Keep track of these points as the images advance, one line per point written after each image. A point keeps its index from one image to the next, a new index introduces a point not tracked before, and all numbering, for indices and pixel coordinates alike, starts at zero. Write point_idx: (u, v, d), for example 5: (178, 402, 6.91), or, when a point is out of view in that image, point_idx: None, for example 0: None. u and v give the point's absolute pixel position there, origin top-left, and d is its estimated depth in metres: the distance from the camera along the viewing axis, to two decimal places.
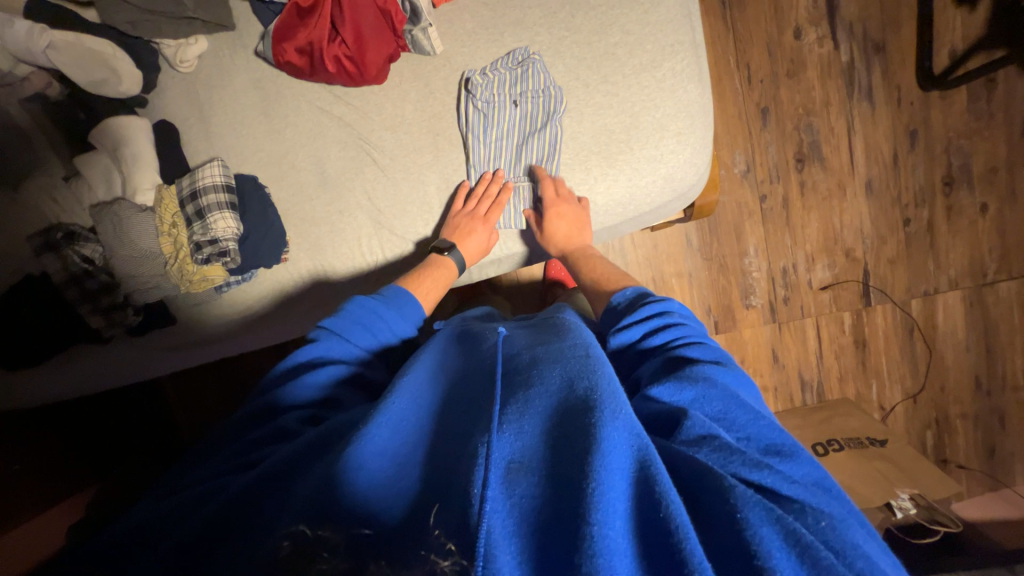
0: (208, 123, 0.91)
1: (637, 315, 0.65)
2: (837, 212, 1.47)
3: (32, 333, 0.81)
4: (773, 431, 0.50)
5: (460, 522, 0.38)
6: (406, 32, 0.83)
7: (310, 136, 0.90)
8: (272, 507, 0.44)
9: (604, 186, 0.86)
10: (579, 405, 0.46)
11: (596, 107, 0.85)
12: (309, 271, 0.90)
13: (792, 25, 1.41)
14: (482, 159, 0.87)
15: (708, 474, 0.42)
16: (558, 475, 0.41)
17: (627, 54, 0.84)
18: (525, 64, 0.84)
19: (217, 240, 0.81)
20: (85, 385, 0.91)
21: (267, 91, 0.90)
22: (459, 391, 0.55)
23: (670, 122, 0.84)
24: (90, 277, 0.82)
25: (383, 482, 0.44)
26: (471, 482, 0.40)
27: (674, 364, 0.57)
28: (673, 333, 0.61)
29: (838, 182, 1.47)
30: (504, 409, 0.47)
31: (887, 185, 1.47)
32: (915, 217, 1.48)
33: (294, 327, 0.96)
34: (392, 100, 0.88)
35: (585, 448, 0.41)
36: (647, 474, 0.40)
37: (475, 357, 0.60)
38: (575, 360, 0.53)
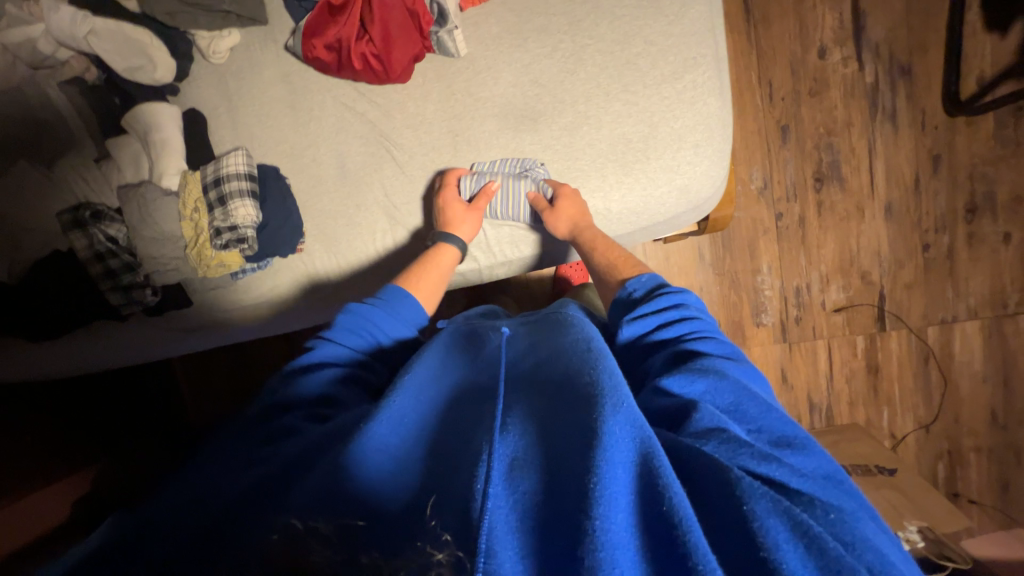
0: (236, 114, 0.94)
1: (654, 307, 0.64)
2: (854, 234, 1.46)
3: (51, 307, 0.83)
4: (785, 422, 0.49)
5: (462, 512, 0.38)
6: (433, 33, 0.84)
7: (333, 130, 0.92)
8: (279, 504, 0.43)
9: (619, 194, 0.86)
10: (580, 401, 0.45)
11: (614, 115, 0.85)
12: (322, 263, 0.92)
13: (817, 44, 1.41)
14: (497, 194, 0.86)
15: (718, 468, 0.41)
16: (561, 468, 0.40)
17: (649, 65, 0.84)
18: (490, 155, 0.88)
19: (235, 228, 0.84)
20: (94, 360, 0.93)
21: (294, 85, 0.93)
22: (461, 390, 0.55)
23: (688, 134, 0.84)
24: (113, 256, 0.84)
25: (384, 477, 0.43)
26: (477, 473, 0.40)
27: (684, 355, 0.57)
28: (685, 325, 0.61)
29: (856, 204, 1.45)
30: (507, 412, 0.47)
31: (907, 209, 1.45)
32: (934, 242, 1.46)
33: (301, 318, 0.96)
34: (415, 99, 0.90)
35: (587, 442, 0.41)
36: (650, 467, 0.39)
37: (478, 358, 0.60)
38: (576, 357, 0.52)
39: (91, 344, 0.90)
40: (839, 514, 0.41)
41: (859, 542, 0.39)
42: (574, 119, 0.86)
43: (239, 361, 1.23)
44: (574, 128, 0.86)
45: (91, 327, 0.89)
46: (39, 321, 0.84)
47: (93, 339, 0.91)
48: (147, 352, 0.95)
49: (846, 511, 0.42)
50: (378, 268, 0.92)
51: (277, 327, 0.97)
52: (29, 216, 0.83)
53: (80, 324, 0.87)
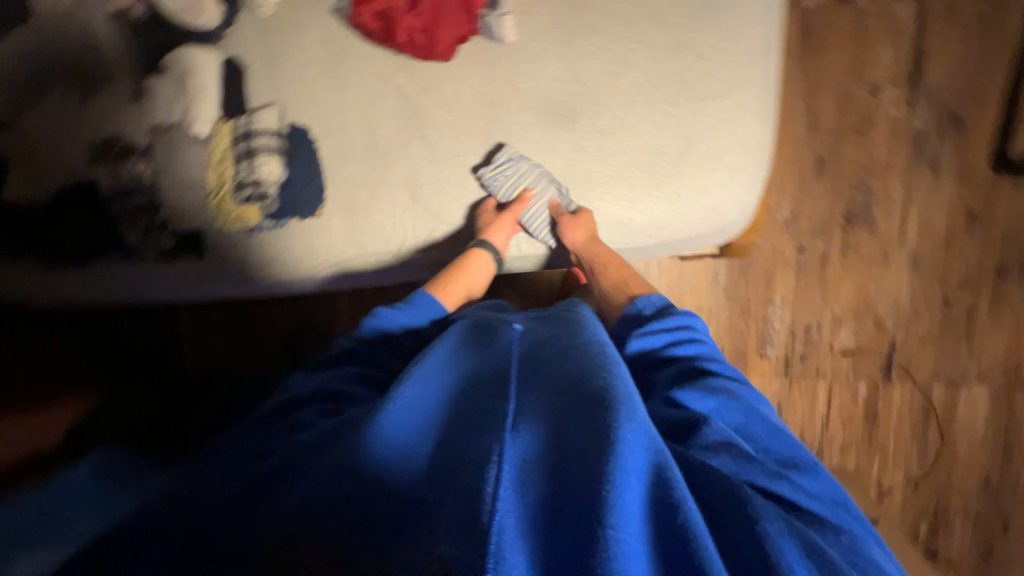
0: (273, 70, 0.93)
1: (664, 323, 0.64)
2: (875, 279, 1.43)
3: (74, 236, 0.87)
4: (794, 447, 0.51)
5: (467, 516, 0.37)
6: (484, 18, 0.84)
7: (368, 99, 0.91)
8: (286, 490, 0.44)
9: (646, 206, 0.84)
10: (595, 403, 0.44)
11: (655, 125, 0.81)
12: (338, 232, 0.91)
13: (869, 80, 1.36)
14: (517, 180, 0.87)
15: (735, 489, 0.41)
16: (571, 471, 0.39)
17: (698, 79, 0.79)
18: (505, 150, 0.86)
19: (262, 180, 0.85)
20: (101, 294, 0.94)
21: (335, 48, 0.91)
22: (470, 378, 0.53)
23: (725, 155, 0.81)
24: (137, 194, 0.86)
25: (390, 471, 0.43)
26: (484, 466, 0.40)
27: (694, 371, 0.58)
28: (695, 344, 0.61)
29: (882, 249, 1.42)
30: (518, 407, 0.45)
31: (934, 261, 1.42)
32: (956, 299, 1.43)
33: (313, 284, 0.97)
34: (454, 79, 0.88)
35: (601, 446, 0.40)
36: (662, 481, 0.40)
37: (489, 348, 0.59)
38: (591, 360, 0.51)
39: (99, 278, 0.91)
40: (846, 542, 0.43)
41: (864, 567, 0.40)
42: (611, 122, 0.83)
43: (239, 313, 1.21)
44: (610, 131, 0.83)
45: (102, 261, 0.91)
46: (61, 246, 0.87)
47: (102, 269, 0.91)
48: (150, 294, 0.95)
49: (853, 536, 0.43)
50: (392, 243, 0.92)
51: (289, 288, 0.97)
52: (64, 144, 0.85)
53: (92, 253, 0.89)
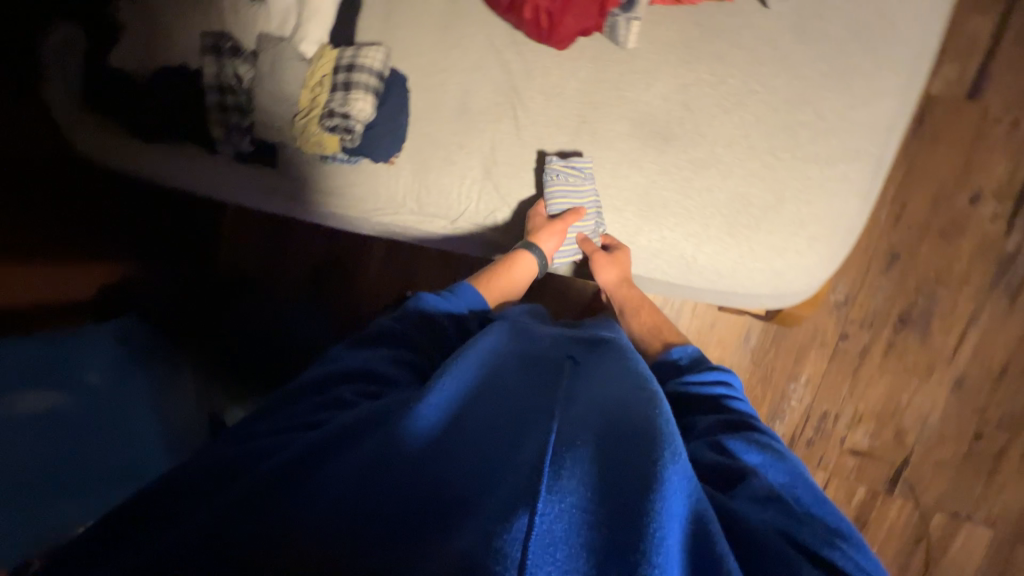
0: (390, 12, 0.94)
1: (706, 375, 0.66)
2: (911, 390, 1.37)
3: (162, 112, 0.89)
4: (840, 517, 0.48)
5: (507, 522, 0.36)
6: (614, 17, 0.80)
7: (471, 65, 0.90)
8: (323, 457, 0.42)
9: (712, 249, 0.82)
10: (639, 436, 0.43)
11: (747, 172, 0.79)
12: (404, 184, 0.93)
13: (973, 188, 1.29)
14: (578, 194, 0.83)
15: (774, 545, 0.41)
16: (614, 502, 0.38)
17: (809, 138, 0.76)
18: (572, 160, 0.83)
19: (348, 116, 0.83)
20: (172, 175, 0.99)
21: (454, 6, 0.91)
22: (510, 379, 0.51)
23: (811, 224, 0.77)
24: (232, 93, 0.87)
25: (420, 463, 0.41)
26: (527, 477, 0.39)
27: (736, 426, 0.58)
28: (735, 400, 0.64)
29: (928, 362, 1.35)
30: (561, 425, 0.43)
31: (978, 391, 1.35)
32: (988, 435, 1.36)
33: (369, 229, 0.98)
34: (562, 69, 0.86)
35: (645, 481, 0.39)
36: (703, 531, 0.38)
37: (530, 354, 0.57)
38: (634, 392, 0.50)
39: (178, 158, 0.96)
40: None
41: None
42: (706, 155, 0.80)
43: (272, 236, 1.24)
44: (702, 164, 0.81)
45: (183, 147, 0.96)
46: (148, 119, 0.90)
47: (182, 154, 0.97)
48: (212, 190, 0.99)
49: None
50: (451, 212, 0.92)
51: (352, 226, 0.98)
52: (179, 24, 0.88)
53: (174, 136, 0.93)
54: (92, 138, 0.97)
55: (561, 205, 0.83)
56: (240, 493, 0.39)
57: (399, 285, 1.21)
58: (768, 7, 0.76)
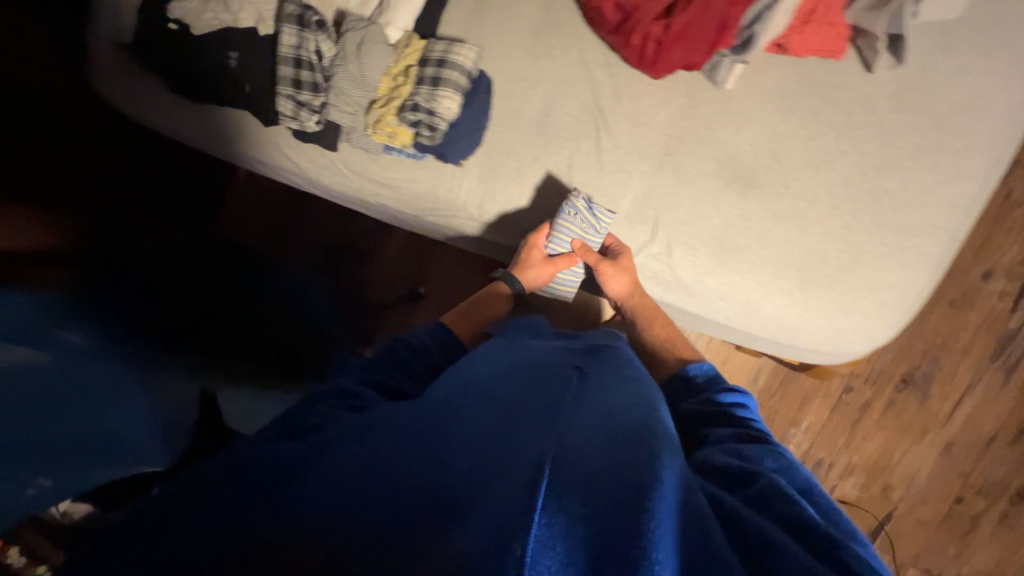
0: (479, 10, 0.91)
1: (728, 398, 0.66)
2: (903, 448, 1.42)
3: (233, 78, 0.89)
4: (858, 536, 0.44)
5: (488, 517, 0.32)
6: (722, 58, 0.78)
7: (559, 78, 0.88)
8: (318, 464, 0.41)
9: (778, 300, 0.82)
10: (632, 443, 0.41)
11: (825, 231, 0.79)
12: (468, 188, 0.89)
13: (987, 265, 1.35)
14: (576, 234, 0.84)
15: (782, 539, 0.38)
16: (609, 497, 0.34)
17: (892, 206, 0.77)
18: (595, 211, 0.84)
19: (434, 113, 0.80)
20: (221, 139, 0.97)
21: (551, 16, 0.88)
22: (497, 395, 0.50)
23: (881, 290, 0.78)
24: (309, 69, 0.81)
25: (398, 473, 0.38)
26: (523, 473, 0.35)
27: (751, 441, 0.57)
28: (754, 423, 0.62)
29: (923, 424, 1.41)
30: (548, 431, 0.41)
31: (965, 457, 1.41)
32: (969, 500, 1.42)
33: (419, 227, 0.95)
34: (653, 98, 0.85)
35: (638, 477, 0.36)
36: (699, 537, 0.35)
37: (519, 370, 0.56)
38: (622, 407, 0.49)
39: (236, 125, 0.95)
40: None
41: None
42: (787, 208, 0.81)
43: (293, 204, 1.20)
44: (782, 217, 0.81)
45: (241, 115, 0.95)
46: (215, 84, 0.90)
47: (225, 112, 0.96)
48: (233, 157, 0.99)
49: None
50: (513, 225, 0.91)
51: (372, 208, 0.95)
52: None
53: (229, 97, 0.91)
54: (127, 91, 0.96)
55: (566, 243, 0.86)
56: (243, 501, 0.38)
57: (414, 278, 1.19)
58: (872, 72, 0.76)
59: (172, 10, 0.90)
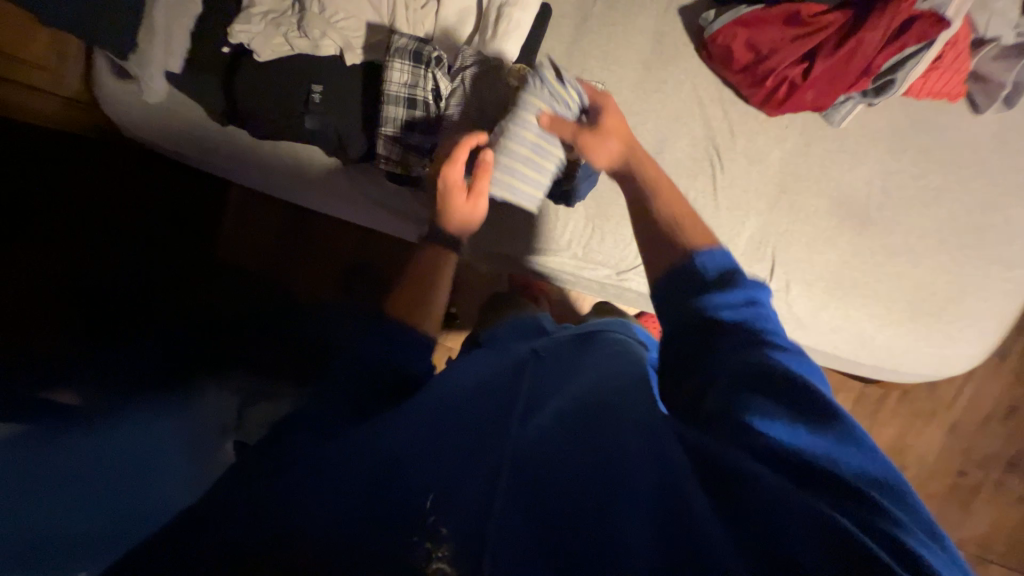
0: (582, 38, 0.85)
1: (716, 287, 0.49)
2: (913, 433, 1.32)
3: (316, 117, 0.77)
4: (857, 453, 0.34)
5: (465, 517, 0.33)
6: (849, 99, 0.79)
7: (672, 114, 0.85)
8: (276, 472, 0.39)
9: (891, 331, 0.85)
10: (591, 415, 0.41)
11: (935, 265, 0.83)
12: (574, 227, 0.91)
13: None
14: (537, 105, 0.73)
15: (738, 468, 0.34)
16: (559, 477, 0.35)
17: (995, 241, 0.83)
18: (563, 83, 0.73)
19: (533, 74, 0.74)
20: (284, 178, 0.88)
21: (661, 48, 0.85)
22: (453, 394, 0.48)
23: (985, 318, 0.84)
24: (425, 112, 0.76)
25: (342, 485, 0.36)
26: (491, 465, 0.37)
27: (737, 350, 0.43)
28: (748, 314, 0.46)
29: (930, 406, 1.31)
30: (509, 422, 0.42)
31: (960, 433, 1.31)
32: (968, 471, 1.31)
33: (509, 266, 0.94)
34: (768, 136, 0.85)
35: (590, 456, 0.37)
36: (662, 494, 0.33)
37: (476, 369, 0.54)
38: (589, 381, 0.47)
39: (308, 165, 0.87)
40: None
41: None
42: (899, 242, 0.84)
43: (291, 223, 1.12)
44: (895, 252, 0.84)
45: (317, 151, 0.86)
46: (288, 123, 0.79)
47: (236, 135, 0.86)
48: (229, 174, 0.92)
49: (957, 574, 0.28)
50: (617, 260, 0.91)
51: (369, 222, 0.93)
52: (350, 21, 0.79)
53: (306, 136, 0.80)
54: (145, 117, 0.85)
55: (534, 126, 0.73)
56: (189, 527, 0.35)
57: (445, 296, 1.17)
58: (979, 113, 0.81)
59: (234, 34, 0.76)
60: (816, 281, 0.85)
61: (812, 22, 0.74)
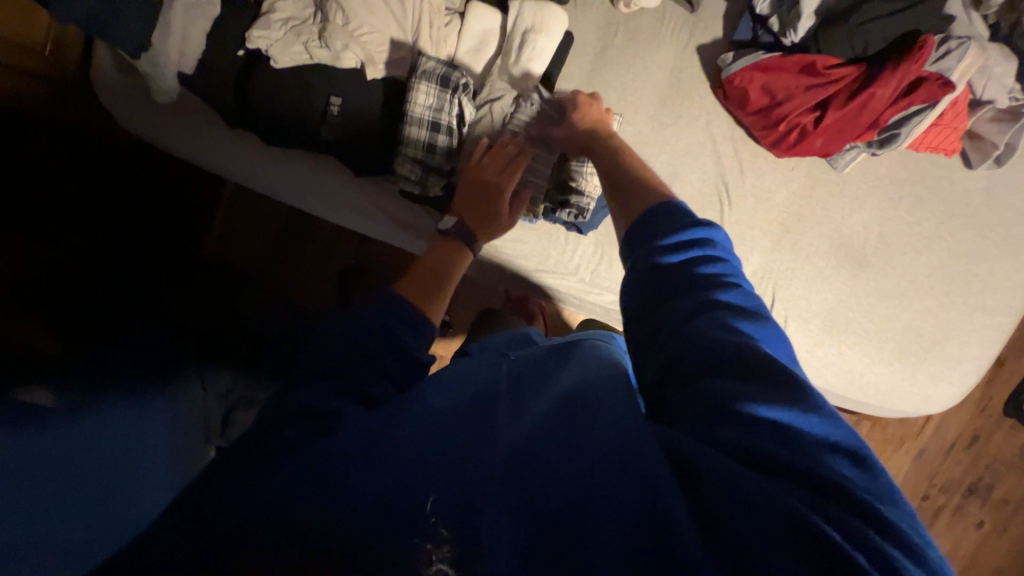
0: (603, 67, 0.86)
1: (677, 240, 0.48)
2: (885, 457, 1.37)
3: (336, 131, 0.77)
4: (816, 421, 0.36)
5: (467, 511, 0.36)
6: (854, 148, 0.83)
7: (685, 148, 0.87)
8: (269, 467, 0.40)
9: (880, 369, 0.88)
10: (571, 415, 0.44)
11: (923, 309, 0.88)
12: (583, 253, 0.92)
13: None
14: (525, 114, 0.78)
15: (714, 467, 0.36)
16: (550, 478, 0.38)
17: (979, 289, 0.87)
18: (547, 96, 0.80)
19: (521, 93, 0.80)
20: (292, 185, 0.87)
21: (679, 83, 0.87)
22: (442, 386, 0.49)
23: (965, 361, 0.88)
24: (447, 135, 0.76)
25: (359, 474, 0.38)
26: (489, 461, 0.39)
27: (700, 311, 0.43)
28: (709, 266, 0.47)
29: (902, 433, 1.36)
30: (498, 415, 0.44)
31: (932, 461, 1.37)
32: (932, 496, 1.37)
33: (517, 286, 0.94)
34: (776, 175, 0.87)
35: (577, 457, 0.39)
36: (643, 486, 0.36)
37: (465, 368, 0.56)
38: (571, 382, 0.49)
39: (319, 175, 0.85)
40: (918, 564, 0.30)
41: (916, 563, 0.30)
42: (892, 286, 0.87)
43: (285, 218, 1.10)
44: (887, 294, 0.88)
45: (330, 161, 0.85)
46: (307, 133, 0.78)
47: (241, 135, 0.84)
48: (231, 175, 0.89)
49: (904, 530, 0.31)
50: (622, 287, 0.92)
51: (368, 229, 0.91)
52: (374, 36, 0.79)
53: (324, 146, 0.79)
54: (151, 113, 0.82)
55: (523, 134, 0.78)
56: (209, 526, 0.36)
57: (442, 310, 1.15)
58: (971, 168, 0.86)
59: (253, 40, 0.74)
60: (813, 317, 0.88)
61: (825, 74, 0.78)
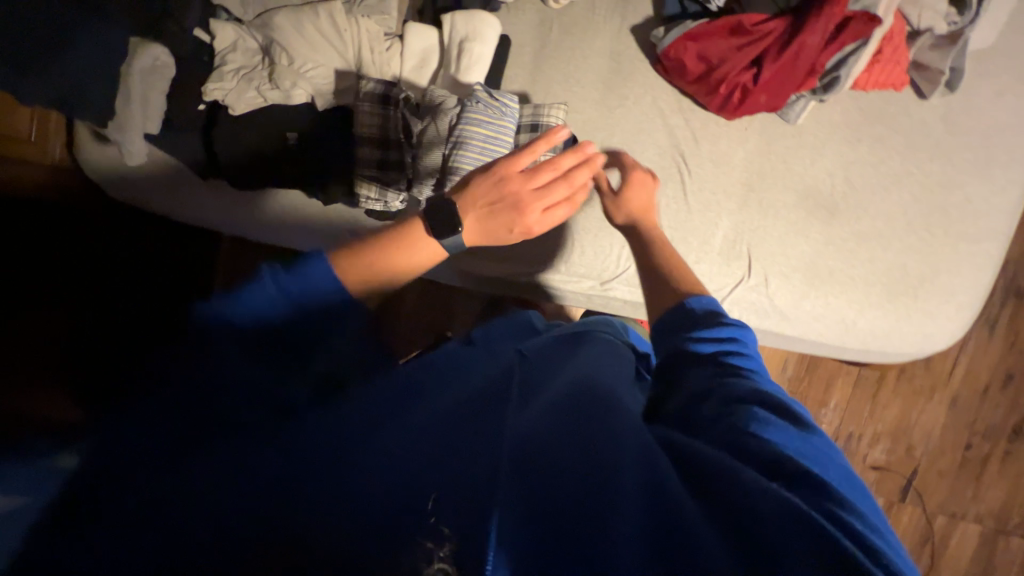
0: (544, 62, 0.89)
1: (709, 330, 0.49)
2: (917, 410, 1.31)
3: (297, 161, 0.81)
4: (830, 467, 0.36)
5: (473, 509, 0.31)
6: (800, 97, 0.83)
7: (637, 126, 0.88)
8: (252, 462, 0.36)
9: (871, 314, 0.86)
10: (590, 403, 0.42)
11: (906, 246, 0.86)
12: (554, 244, 0.93)
13: None
14: (478, 112, 0.78)
15: (728, 464, 0.34)
16: (569, 466, 0.35)
17: (959, 219, 0.86)
18: (497, 93, 0.81)
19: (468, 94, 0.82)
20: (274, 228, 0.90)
21: (620, 65, 0.89)
22: (443, 396, 0.46)
23: (959, 293, 0.86)
24: (396, 147, 0.80)
25: (343, 487, 0.34)
26: (493, 464, 0.35)
27: (720, 378, 0.44)
28: (737, 356, 0.47)
29: (930, 382, 1.31)
30: (511, 410, 0.41)
31: (968, 408, 1.31)
32: (975, 445, 1.31)
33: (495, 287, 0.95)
34: (731, 137, 0.88)
35: (591, 441, 0.37)
36: (656, 476, 0.34)
37: (466, 372, 0.54)
38: (584, 375, 0.48)
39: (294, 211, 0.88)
40: None
41: None
42: (869, 228, 0.86)
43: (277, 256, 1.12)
44: (865, 237, 0.86)
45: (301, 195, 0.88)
46: (271, 168, 0.81)
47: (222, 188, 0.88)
48: (213, 220, 0.91)
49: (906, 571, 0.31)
50: (600, 272, 0.93)
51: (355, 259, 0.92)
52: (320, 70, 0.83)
53: (288, 175, 0.81)
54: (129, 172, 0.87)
55: (479, 130, 0.77)
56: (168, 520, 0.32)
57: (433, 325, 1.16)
58: (925, 97, 0.86)
59: (210, 92, 0.79)
60: (793, 271, 0.87)
61: (753, 31, 0.80)
